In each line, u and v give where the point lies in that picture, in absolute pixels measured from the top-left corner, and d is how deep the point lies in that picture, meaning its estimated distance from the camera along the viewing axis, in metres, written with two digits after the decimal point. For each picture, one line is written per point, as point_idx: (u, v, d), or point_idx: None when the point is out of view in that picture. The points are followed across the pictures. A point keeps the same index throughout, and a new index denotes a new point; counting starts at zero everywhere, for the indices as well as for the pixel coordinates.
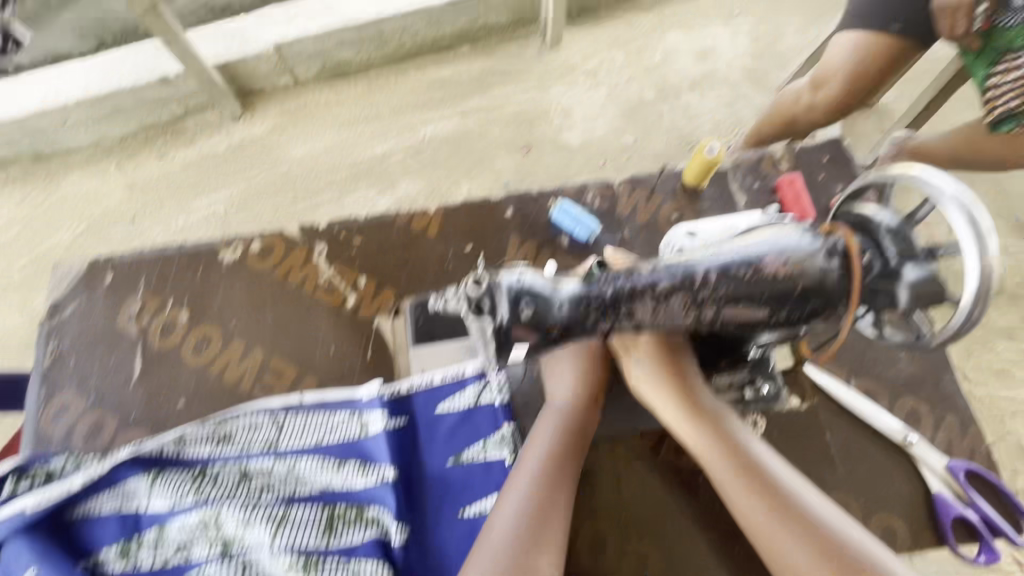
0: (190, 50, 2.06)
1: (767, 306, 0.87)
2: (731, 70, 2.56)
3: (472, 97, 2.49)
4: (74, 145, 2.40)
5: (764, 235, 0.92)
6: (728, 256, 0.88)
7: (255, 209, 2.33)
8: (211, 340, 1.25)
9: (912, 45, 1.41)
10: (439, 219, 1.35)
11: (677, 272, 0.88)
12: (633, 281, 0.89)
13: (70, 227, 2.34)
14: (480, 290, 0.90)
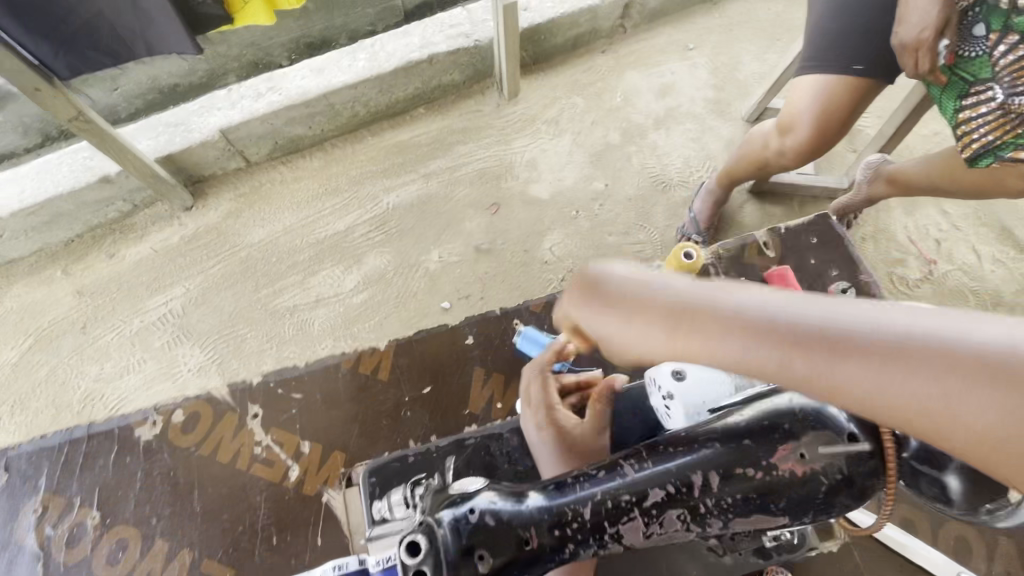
0: (128, 149, 1.94)
1: (773, 513, 0.76)
2: (693, 104, 2.51)
3: (433, 159, 2.40)
4: (15, 255, 2.24)
5: (753, 412, 0.81)
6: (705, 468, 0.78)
7: (214, 302, 2.18)
8: (139, 538, 1.50)
9: (877, 82, 1.36)
10: (389, 360, 1.64)
11: (649, 490, 0.79)
12: (610, 495, 0.79)
13: (15, 345, 2.16)
14: (418, 557, 0.70)
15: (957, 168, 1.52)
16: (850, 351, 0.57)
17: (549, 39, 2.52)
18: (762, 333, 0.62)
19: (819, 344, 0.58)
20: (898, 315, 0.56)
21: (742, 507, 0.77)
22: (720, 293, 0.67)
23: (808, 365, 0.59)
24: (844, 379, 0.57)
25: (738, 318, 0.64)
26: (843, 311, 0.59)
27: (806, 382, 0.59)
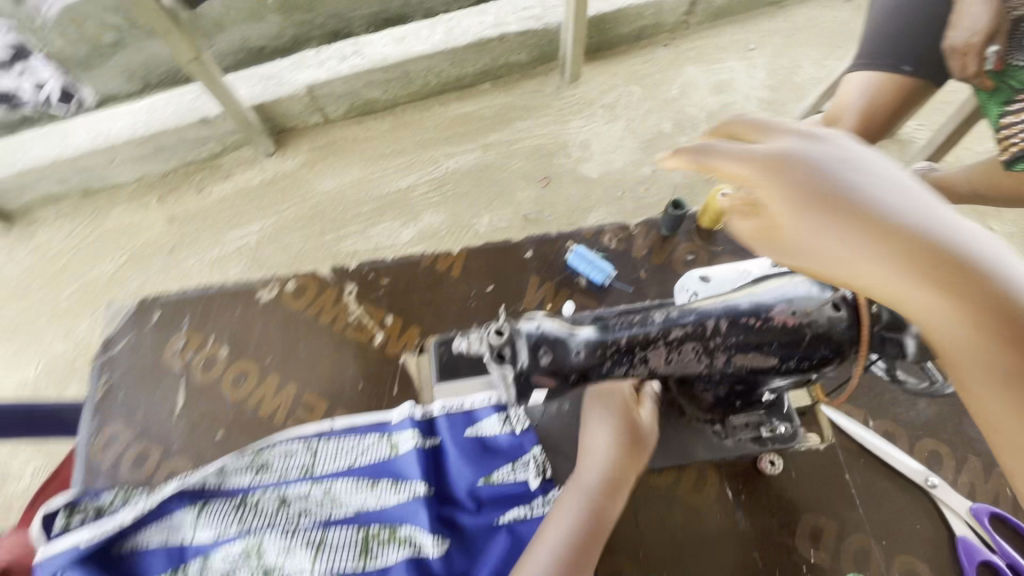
0: (229, 93, 2.18)
1: (785, 357, 0.61)
2: (748, 102, 2.60)
3: (493, 132, 2.57)
4: (121, 180, 2.49)
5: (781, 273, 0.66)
6: (794, 302, 0.60)
7: (285, 240, 2.41)
8: None
9: (928, 80, 1.43)
10: None
11: (709, 319, 0.61)
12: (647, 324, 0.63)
13: (110, 260, 2.42)
14: (501, 335, 0.60)
15: (997, 173, 1.58)
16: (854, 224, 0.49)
17: (615, 28, 2.64)
18: (811, 203, 0.51)
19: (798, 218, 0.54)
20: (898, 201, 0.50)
21: (759, 349, 0.60)
22: (817, 164, 0.53)
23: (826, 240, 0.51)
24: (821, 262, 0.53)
25: (807, 186, 0.52)
26: (898, 201, 0.50)
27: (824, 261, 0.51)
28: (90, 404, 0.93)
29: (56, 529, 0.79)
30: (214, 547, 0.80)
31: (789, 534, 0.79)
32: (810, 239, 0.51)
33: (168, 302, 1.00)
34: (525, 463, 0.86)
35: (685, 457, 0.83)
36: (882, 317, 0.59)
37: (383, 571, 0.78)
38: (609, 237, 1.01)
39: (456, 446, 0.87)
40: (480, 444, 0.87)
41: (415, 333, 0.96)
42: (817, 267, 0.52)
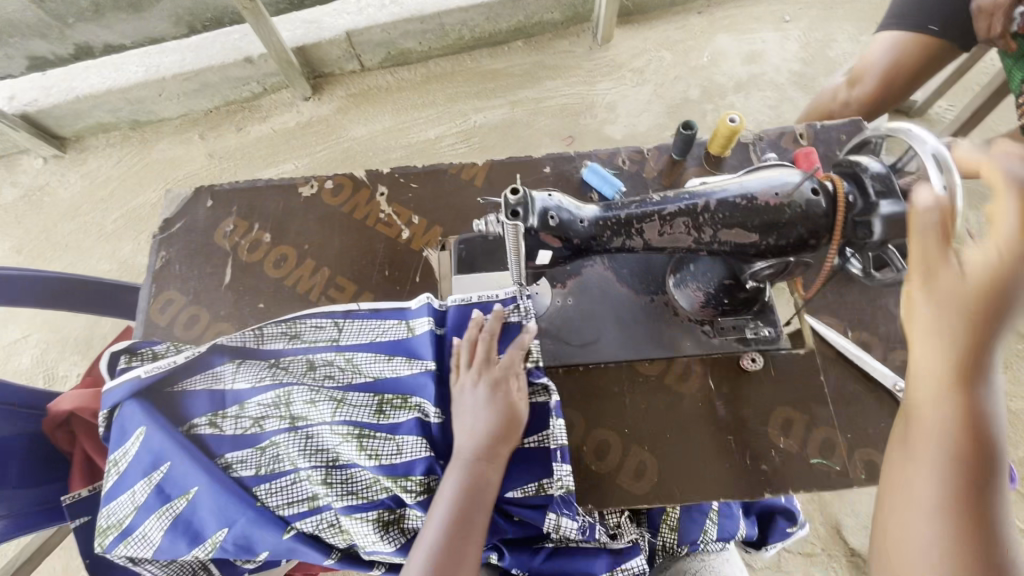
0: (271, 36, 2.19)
1: (765, 234, 0.68)
2: (779, 75, 2.57)
3: (522, 89, 2.57)
4: (167, 115, 2.51)
5: (777, 168, 0.72)
6: (776, 185, 0.68)
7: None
8: None
9: (949, 42, 1.44)
10: None
11: (701, 199, 0.69)
12: (644, 202, 0.71)
13: (152, 189, 2.44)
14: (518, 194, 0.66)
15: None
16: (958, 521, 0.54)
17: None
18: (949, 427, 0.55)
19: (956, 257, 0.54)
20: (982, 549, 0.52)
21: (740, 226, 0.69)
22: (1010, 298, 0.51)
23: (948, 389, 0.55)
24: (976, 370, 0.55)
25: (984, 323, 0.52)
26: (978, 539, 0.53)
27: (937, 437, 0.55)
28: (151, 271, 1.05)
29: (120, 367, 0.93)
30: (250, 393, 0.91)
31: (761, 422, 0.87)
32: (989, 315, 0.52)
33: (221, 192, 1.12)
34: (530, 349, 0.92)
35: (674, 350, 0.92)
36: (856, 206, 0.66)
37: (394, 428, 0.86)
38: (623, 158, 1.09)
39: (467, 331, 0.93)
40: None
41: (438, 233, 1.05)
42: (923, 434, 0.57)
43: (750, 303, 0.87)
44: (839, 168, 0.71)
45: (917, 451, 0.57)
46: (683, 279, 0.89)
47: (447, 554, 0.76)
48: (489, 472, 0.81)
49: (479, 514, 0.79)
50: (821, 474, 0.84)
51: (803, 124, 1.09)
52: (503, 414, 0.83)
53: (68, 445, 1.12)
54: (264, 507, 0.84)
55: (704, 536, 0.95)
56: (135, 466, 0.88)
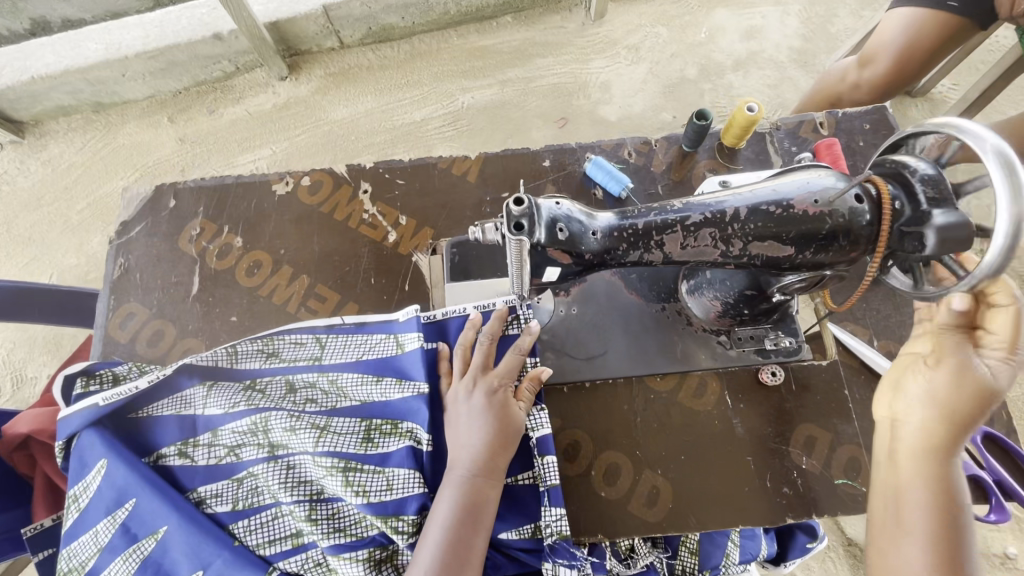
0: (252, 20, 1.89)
1: (800, 248, 0.61)
2: (777, 52, 2.30)
3: (510, 68, 2.25)
4: (132, 97, 2.13)
5: (809, 170, 0.64)
6: (815, 190, 0.60)
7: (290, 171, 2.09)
8: None
9: (961, 19, 1.35)
10: None
11: (731, 207, 0.61)
12: (665, 210, 0.63)
13: (121, 176, 2.08)
14: (523, 204, 0.57)
15: None
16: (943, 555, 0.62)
17: None
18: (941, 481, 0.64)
19: (982, 394, 0.61)
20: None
21: (772, 239, 0.61)
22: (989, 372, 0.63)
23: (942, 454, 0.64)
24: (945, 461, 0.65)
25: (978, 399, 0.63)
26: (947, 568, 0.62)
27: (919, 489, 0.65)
28: (108, 282, 0.95)
29: (76, 393, 0.82)
30: (224, 420, 0.83)
31: (783, 441, 0.81)
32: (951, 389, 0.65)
33: (185, 191, 1.01)
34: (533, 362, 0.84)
35: (688, 364, 0.85)
36: (903, 214, 0.59)
37: (384, 460, 0.80)
38: (628, 150, 1.00)
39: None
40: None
41: (428, 234, 0.96)
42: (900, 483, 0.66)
43: (771, 313, 0.80)
44: (879, 167, 0.63)
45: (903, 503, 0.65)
46: (697, 287, 0.81)
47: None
48: (487, 488, 0.73)
49: (476, 539, 0.71)
50: (847, 497, 0.78)
51: (822, 111, 1.01)
52: (500, 424, 0.76)
53: (29, 470, 1.00)
54: (242, 546, 0.78)
55: (725, 561, 0.90)
56: (96, 503, 0.79)
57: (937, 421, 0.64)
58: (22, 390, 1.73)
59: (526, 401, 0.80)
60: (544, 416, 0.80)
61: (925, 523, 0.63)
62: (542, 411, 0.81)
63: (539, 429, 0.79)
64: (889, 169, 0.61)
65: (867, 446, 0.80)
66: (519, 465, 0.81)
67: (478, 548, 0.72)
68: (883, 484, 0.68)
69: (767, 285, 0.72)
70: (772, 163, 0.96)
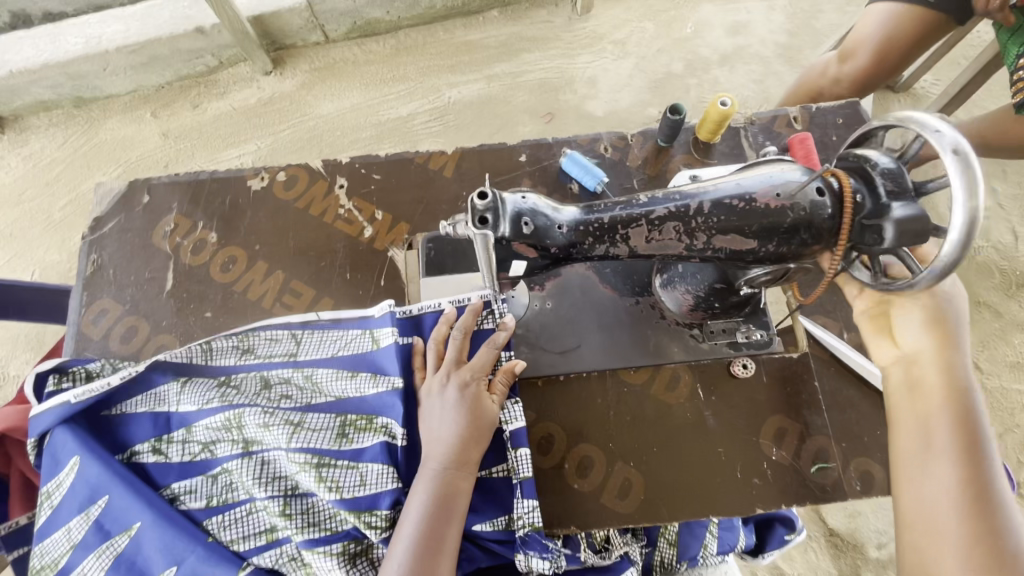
0: (232, 12, 1.85)
1: (763, 241, 0.62)
2: (763, 48, 2.27)
3: (498, 62, 2.21)
4: (114, 91, 2.09)
5: (774, 164, 0.65)
6: (777, 184, 0.61)
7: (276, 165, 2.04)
8: None
9: (929, 9, 1.34)
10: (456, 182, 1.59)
11: (695, 201, 0.62)
12: (631, 203, 0.63)
13: (105, 172, 2.03)
14: (486, 198, 0.58)
15: None
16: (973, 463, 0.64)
17: None
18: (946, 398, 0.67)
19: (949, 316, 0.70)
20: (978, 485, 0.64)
21: (735, 234, 0.62)
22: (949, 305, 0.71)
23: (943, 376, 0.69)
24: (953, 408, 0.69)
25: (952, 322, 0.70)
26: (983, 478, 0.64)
27: (930, 407, 0.68)
28: (81, 278, 0.94)
29: (49, 390, 0.82)
30: (197, 416, 0.82)
31: (754, 433, 0.82)
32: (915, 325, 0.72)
33: (159, 186, 1.00)
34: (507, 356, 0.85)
35: (662, 357, 0.85)
36: (865, 207, 0.59)
37: (358, 455, 0.80)
38: (605, 145, 1.00)
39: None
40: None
41: (404, 229, 0.96)
42: (910, 407, 0.69)
43: (742, 305, 0.81)
44: (844, 161, 0.63)
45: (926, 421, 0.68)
46: (670, 281, 0.82)
47: (417, 574, 0.69)
48: (459, 481, 0.74)
49: (448, 533, 0.71)
50: (816, 487, 0.80)
51: (797, 106, 1.01)
52: (472, 417, 0.77)
53: (3, 467, 0.97)
54: (216, 542, 0.78)
55: (703, 551, 0.91)
56: (69, 500, 0.79)
57: (921, 341, 0.70)
58: (4, 388, 1.71)
59: (499, 394, 0.80)
60: (517, 409, 0.81)
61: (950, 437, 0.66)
62: (515, 405, 0.81)
63: (513, 422, 0.80)
64: (853, 164, 0.62)
65: (836, 438, 0.81)
66: (493, 458, 0.81)
67: (450, 540, 0.72)
68: (906, 415, 0.70)
69: (735, 278, 0.73)
70: (747, 158, 0.97)
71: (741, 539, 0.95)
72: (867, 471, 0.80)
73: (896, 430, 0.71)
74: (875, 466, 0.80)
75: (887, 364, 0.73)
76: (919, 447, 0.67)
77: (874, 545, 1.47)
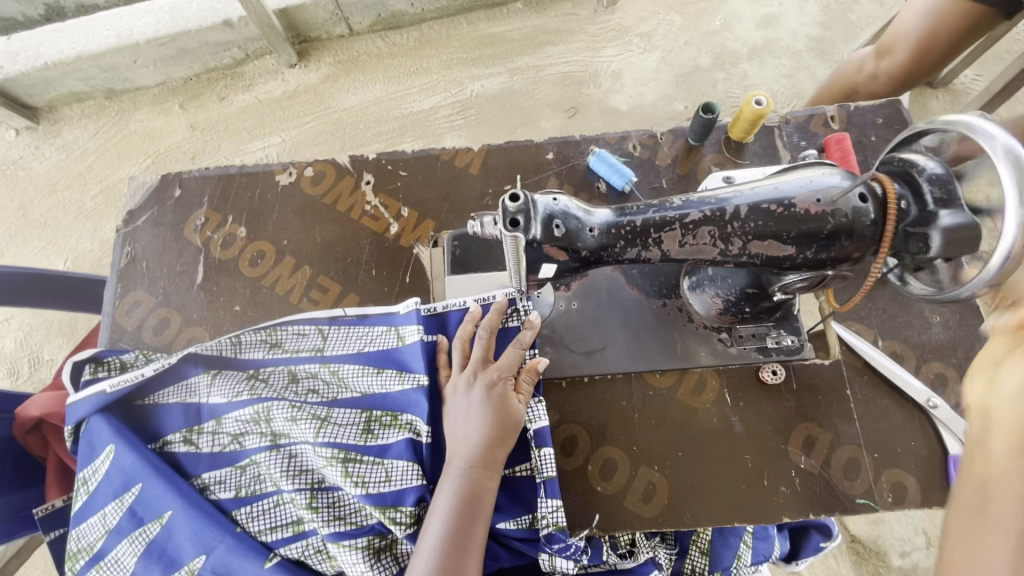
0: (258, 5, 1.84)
1: (803, 247, 0.60)
2: (795, 41, 2.19)
3: (521, 55, 2.18)
4: (144, 83, 2.12)
5: (816, 167, 0.63)
6: (818, 189, 0.59)
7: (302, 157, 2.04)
8: None
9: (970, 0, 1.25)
10: None
11: (733, 204, 0.60)
12: (666, 206, 0.62)
13: (135, 163, 2.07)
14: (518, 200, 0.57)
15: None
16: None
17: None
18: None
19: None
20: None
21: (774, 239, 0.60)
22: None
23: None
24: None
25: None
26: None
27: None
28: (115, 269, 0.97)
29: (85, 378, 0.84)
30: (227, 409, 0.84)
31: (783, 440, 0.81)
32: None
33: (190, 180, 1.02)
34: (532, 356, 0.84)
35: (689, 360, 0.84)
36: (909, 215, 0.58)
37: (383, 451, 0.81)
38: (633, 143, 0.98)
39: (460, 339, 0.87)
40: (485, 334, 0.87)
41: (430, 227, 0.96)
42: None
43: (773, 310, 0.79)
44: (888, 166, 0.62)
45: None
46: (699, 283, 0.80)
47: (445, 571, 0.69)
48: (485, 480, 0.74)
49: (474, 531, 0.72)
50: (846, 497, 0.78)
51: (834, 104, 0.98)
52: (498, 418, 0.76)
53: (41, 448, 1.02)
54: (245, 532, 0.80)
55: (737, 562, 0.90)
56: (104, 487, 0.81)
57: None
58: (40, 371, 1.76)
59: (525, 394, 0.79)
60: (541, 408, 0.81)
61: None
62: (539, 404, 0.81)
63: (537, 421, 0.79)
64: (898, 169, 0.60)
65: (867, 448, 0.79)
66: (518, 457, 0.81)
67: (476, 538, 0.72)
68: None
69: (768, 283, 0.71)
70: (780, 159, 0.95)
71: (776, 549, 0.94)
72: (898, 481, 0.78)
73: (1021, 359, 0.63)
74: (906, 475, 0.78)
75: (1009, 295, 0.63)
76: None
77: (897, 553, 1.44)
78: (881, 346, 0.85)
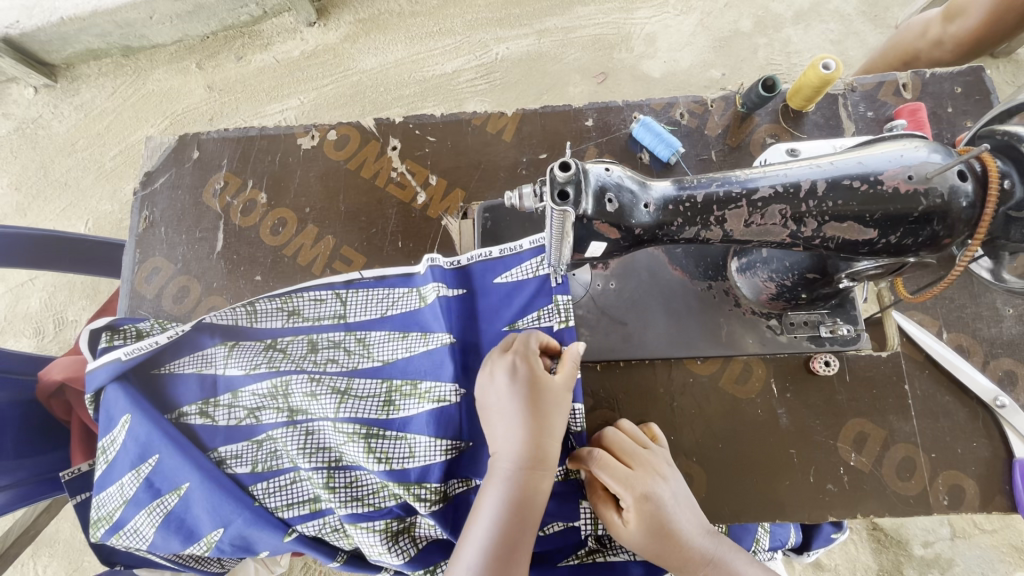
0: None
1: (890, 225, 0.53)
2: (846, 3, 2.00)
3: (551, 15, 2.03)
4: (160, 40, 2.04)
5: (897, 138, 0.56)
6: (910, 164, 0.52)
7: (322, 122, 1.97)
8: None
9: None
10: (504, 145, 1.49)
11: (808, 180, 0.54)
12: (727, 181, 0.57)
13: (152, 124, 2.02)
14: (569, 171, 0.51)
15: None
16: (672, 548, 0.65)
17: None
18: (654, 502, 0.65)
19: (639, 455, 0.68)
20: (694, 540, 0.66)
21: (850, 218, 0.54)
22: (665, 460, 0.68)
23: (663, 488, 0.66)
24: (681, 520, 0.66)
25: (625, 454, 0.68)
26: (677, 538, 0.65)
27: (664, 505, 0.65)
28: (133, 234, 0.93)
29: (102, 346, 0.82)
30: (245, 381, 0.81)
31: (830, 435, 0.76)
32: (648, 476, 0.67)
33: (208, 141, 0.97)
34: (551, 310, 0.80)
35: (734, 348, 0.78)
36: (1014, 196, 0.51)
37: (406, 424, 0.77)
38: (680, 111, 0.90)
39: (487, 296, 0.82)
40: (515, 290, 0.81)
41: (459, 197, 0.91)
42: (664, 512, 0.65)
43: (833, 295, 0.72)
44: (995, 136, 0.53)
45: (670, 493, 0.67)
46: (750, 266, 0.73)
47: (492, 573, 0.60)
48: (537, 472, 0.65)
49: (526, 527, 0.63)
50: (896, 498, 0.73)
51: (907, 70, 0.89)
52: (548, 405, 0.67)
53: (65, 413, 1.01)
54: (262, 507, 0.78)
55: (756, 546, 0.88)
56: (122, 457, 0.80)
57: (624, 447, 0.70)
58: (65, 331, 1.77)
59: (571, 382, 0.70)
60: None
61: (679, 516, 0.66)
62: (574, 354, 0.76)
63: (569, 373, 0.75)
64: (1001, 140, 0.52)
65: (923, 447, 0.74)
66: None
67: (525, 535, 0.63)
68: (684, 523, 0.66)
69: (834, 269, 0.64)
70: (844, 131, 0.86)
71: (794, 536, 0.92)
72: (955, 483, 0.73)
73: (686, 537, 0.66)
74: (963, 477, 0.73)
75: (642, 488, 0.65)
76: (680, 540, 0.65)
77: (920, 542, 1.33)
78: (944, 339, 0.78)
